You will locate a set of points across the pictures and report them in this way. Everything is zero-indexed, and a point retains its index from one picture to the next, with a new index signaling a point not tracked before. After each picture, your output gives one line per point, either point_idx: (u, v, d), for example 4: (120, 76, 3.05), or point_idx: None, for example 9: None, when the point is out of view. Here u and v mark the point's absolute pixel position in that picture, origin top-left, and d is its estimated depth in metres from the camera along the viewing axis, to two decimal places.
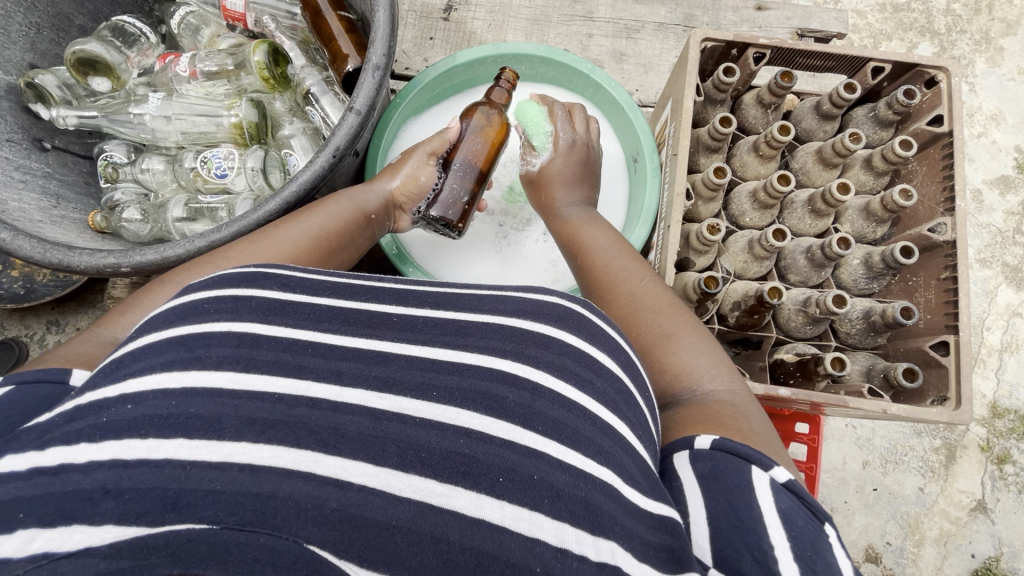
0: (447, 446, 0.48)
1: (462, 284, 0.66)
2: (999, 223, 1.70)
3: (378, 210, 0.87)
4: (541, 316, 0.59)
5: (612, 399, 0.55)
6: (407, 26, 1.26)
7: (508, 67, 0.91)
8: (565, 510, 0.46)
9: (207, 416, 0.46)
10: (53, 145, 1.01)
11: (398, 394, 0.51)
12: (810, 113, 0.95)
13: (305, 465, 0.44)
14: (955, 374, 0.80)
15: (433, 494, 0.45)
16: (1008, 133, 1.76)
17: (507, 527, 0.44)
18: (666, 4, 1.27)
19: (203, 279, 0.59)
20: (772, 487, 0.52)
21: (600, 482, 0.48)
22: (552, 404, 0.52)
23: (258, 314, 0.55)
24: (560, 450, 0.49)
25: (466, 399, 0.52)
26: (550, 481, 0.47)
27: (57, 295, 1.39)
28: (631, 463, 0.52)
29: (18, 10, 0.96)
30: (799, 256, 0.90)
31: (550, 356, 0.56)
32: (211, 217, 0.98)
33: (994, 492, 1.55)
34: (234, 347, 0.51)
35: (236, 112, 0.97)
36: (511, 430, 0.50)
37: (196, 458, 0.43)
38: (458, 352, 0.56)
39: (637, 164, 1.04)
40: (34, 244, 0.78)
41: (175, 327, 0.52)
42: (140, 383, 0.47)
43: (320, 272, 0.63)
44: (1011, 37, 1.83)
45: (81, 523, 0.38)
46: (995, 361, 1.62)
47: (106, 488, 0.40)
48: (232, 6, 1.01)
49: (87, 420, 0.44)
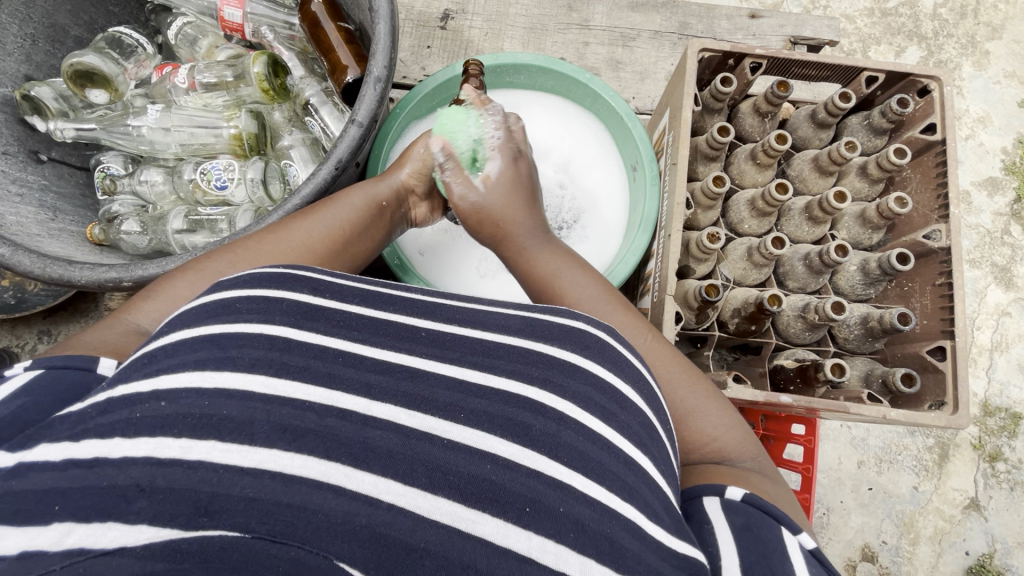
0: (473, 471, 0.48)
1: (482, 300, 0.65)
2: (988, 224, 1.72)
3: (391, 201, 0.82)
4: (569, 344, 0.59)
5: (636, 433, 0.55)
6: (404, 35, 1.27)
7: (470, 59, 0.89)
8: (591, 545, 0.46)
9: (239, 419, 0.46)
10: (49, 157, 0.99)
11: (426, 413, 0.51)
12: (806, 121, 0.96)
13: (334, 477, 0.44)
14: (952, 379, 0.82)
15: (461, 519, 0.45)
16: (995, 134, 1.79)
17: (533, 558, 0.44)
18: (661, 12, 1.29)
19: (233, 277, 0.59)
20: (801, 551, 0.54)
21: (624, 519, 0.49)
22: (578, 436, 0.52)
23: (291, 317, 0.55)
24: (586, 484, 0.49)
25: (492, 424, 0.52)
26: (575, 515, 0.47)
27: (49, 305, 1.37)
28: (653, 500, 0.52)
29: (13, 22, 0.96)
30: (797, 263, 0.92)
31: (578, 387, 0.56)
32: (210, 228, 0.98)
33: (987, 489, 1.57)
34: (266, 349, 0.51)
35: (236, 123, 0.97)
36: (538, 460, 0.50)
37: (228, 462, 0.42)
38: (486, 375, 0.56)
39: (636, 172, 1.05)
40: (32, 258, 0.78)
41: (207, 324, 0.52)
42: (174, 379, 0.47)
43: (348, 277, 0.63)
44: (996, 40, 1.87)
45: (117, 520, 0.38)
46: (987, 360, 1.64)
47: (140, 486, 0.40)
48: (230, 17, 1.02)
49: (120, 414, 0.44)
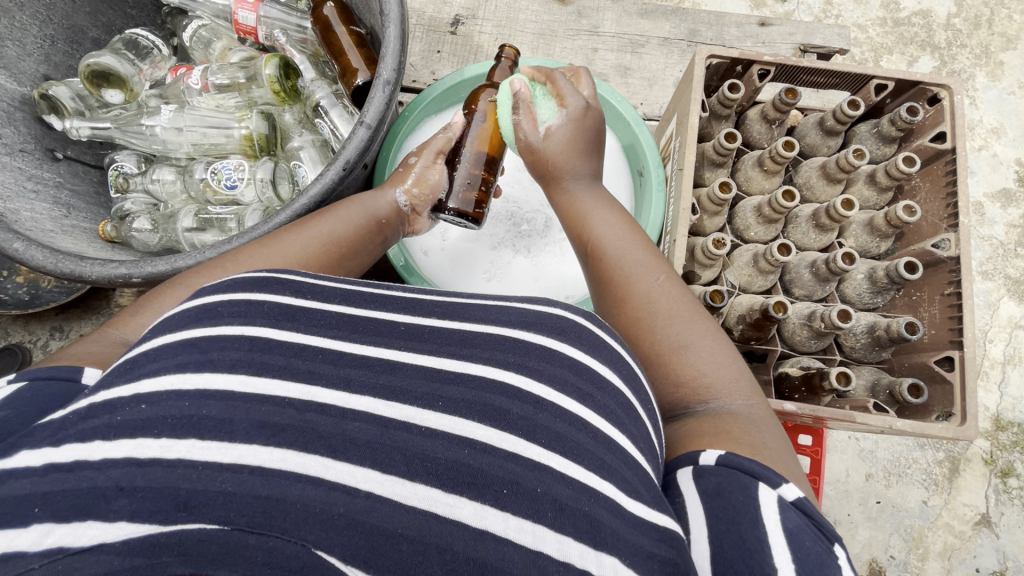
0: (452, 457, 0.48)
1: (466, 293, 0.65)
2: (1000, 236, 1.70)
3: (390, 217, 0.86)
4: (544, 329, 0.59)
5: (613, 412, 0.55)
6: (415, 39, 1.28)
7: (506, 43, 0.92)
8: (569, 523, 0.46)
9: (219, 418, 0.46)
10: (65, 155, 1.02)
11: (404, 403, 0.51)
12: (814, 128, 0.96)
13: (313, 469, 0.44)
14: (960, 391, 0.81)
15: (439, 504, 0.45)
16: (1009, 145, 1.77)
17: (509, 538, 0.44)
18: (671, 19, 1.29)
19: (216, 283, 0.59)
20: (779, 504, 0.51)
21: (603, 497, 0.48)
22: (555, 418, 0.52)
23: (271, 318, 0.56)
24: (563, 464, 0.49)
25: (470, 410, 0.52)
26: (553, 495, 0.47)
27: (62, 301, 1.40)
28: (633, 476, 0.51)
29: (34, 23, 0.98)
30: (803, 270, 0.91)
31: (553, 370, 0.56)
32: (220, 227, 1.00)
33: (998, 505, 1.54)
34: (244, 351, 0.51)
35: (247, 123, 0.99)
36: (515, 443, 0.50)
37: (208, 459, 0.43)
38: (463, 363, 0.56)
39: (642, 178, 1.06)
40: (46, 254, 0.79)
41: (190, 330, 0.52)
42: (155, 383, 0.47)
43: (331, 278, 0.63)
44: (1012, 51, 1.85)
45: (94, 519, 0.38)
46: (998, 374, 1.62)
47: (120, 486, 0.40)
48: (245, 20, 1.03)
49: (101, 419, 0.45)
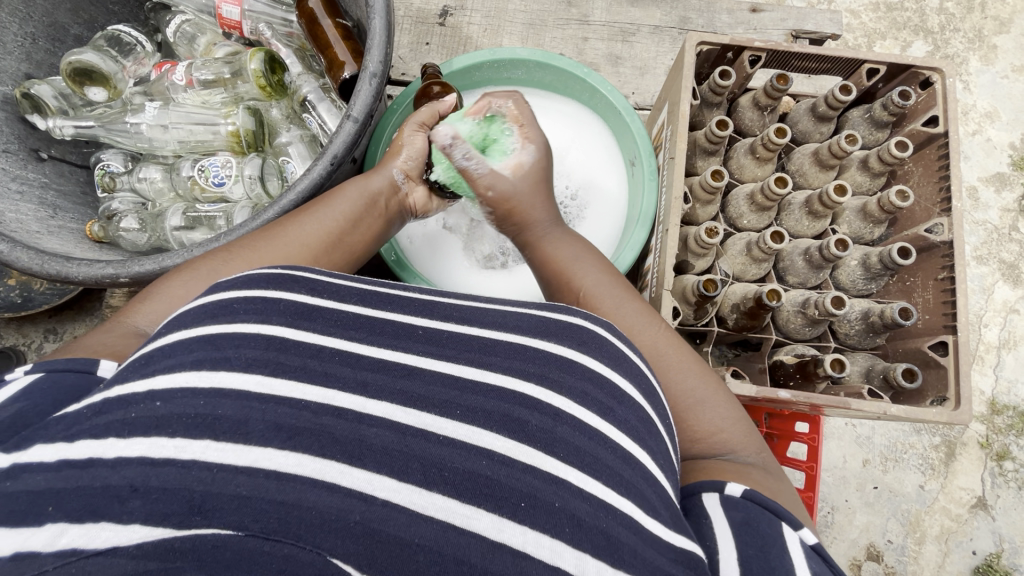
0: (468, 467, 0.48)
1: (479, 297, 0.64)
2: (995, 220, 1.70)
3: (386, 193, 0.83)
4: (565, 340, 0.59)
5: (632, 427, 0.55)
6: (403, 31, 1.26)
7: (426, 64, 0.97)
8: (586, 540, 0.45)
9: (237, 418, 0.45)
10: (49, 155, 1.00)
11: (421, 410, 0.51)
12: (806, 115, 0.96)
13: (330, 475, 0.44)
14: (955, 374, 0.81)
15: (456, 515, 0.44)
16: (1002, 129, 1.77)
17: (529, 553, 0.44)
18: (661, 7, 1.27)
19: (233, 277, 0.58)
20: (802, 546, 0.53)
21: (621, 513, 0.48)
22: (573, 431, 0.52)
23: (288, 317, 0.55)
24: (581, 479, 0.49)
25: (488, 420, 0.51)
26: (570, 510, 0.47)
27: (54, 304, 1.38)
28: (652, 493, 0.52)
29: (13, 21, 0.96)
30: (796, 258, 0.91)
31: (573, 382, 0.55)
32: (208, 225, 0.99)
33: (994, 488, 1.55)
34: (261, 350, 0.51)
35: (233, 120, 0.98)
36: (533, 455, 0.49)
37: (223, 462, 0.42)
38: (483, 371, 0.55)
39: (634, 168, 1.05)
40: (31, 255, 0.78)
41: (207, 326, 0.52)
42: (170, 379, 0.47)
43: (345, 277, 0.62)
44: (1004, 34, 1.84)
45: (108, 521, 0.38)
46: (994, 358, 1.62)
47: (134, 485, 0.40)
48: (228, 15, 1.02)
49: (116, 414, 0.44)
